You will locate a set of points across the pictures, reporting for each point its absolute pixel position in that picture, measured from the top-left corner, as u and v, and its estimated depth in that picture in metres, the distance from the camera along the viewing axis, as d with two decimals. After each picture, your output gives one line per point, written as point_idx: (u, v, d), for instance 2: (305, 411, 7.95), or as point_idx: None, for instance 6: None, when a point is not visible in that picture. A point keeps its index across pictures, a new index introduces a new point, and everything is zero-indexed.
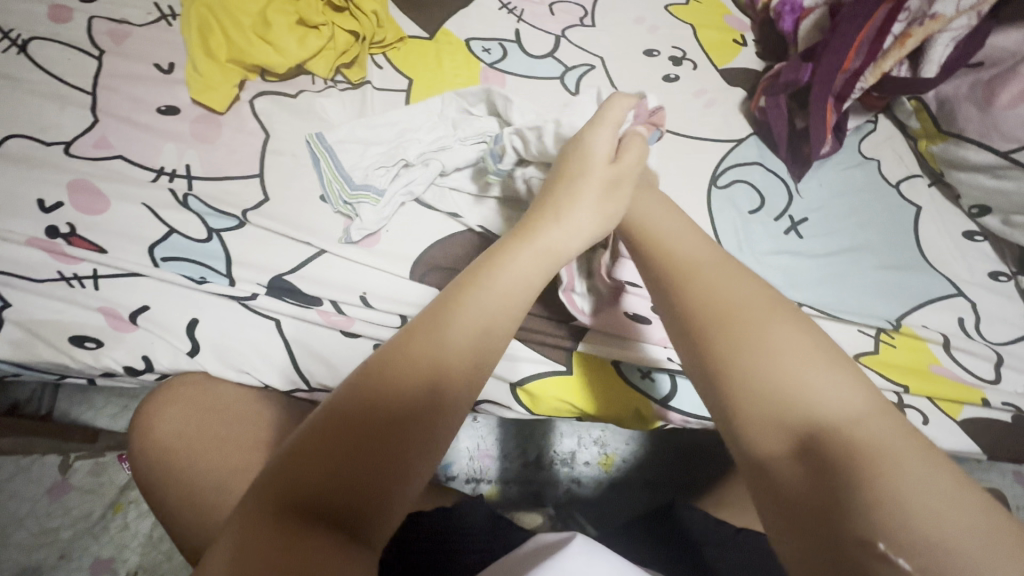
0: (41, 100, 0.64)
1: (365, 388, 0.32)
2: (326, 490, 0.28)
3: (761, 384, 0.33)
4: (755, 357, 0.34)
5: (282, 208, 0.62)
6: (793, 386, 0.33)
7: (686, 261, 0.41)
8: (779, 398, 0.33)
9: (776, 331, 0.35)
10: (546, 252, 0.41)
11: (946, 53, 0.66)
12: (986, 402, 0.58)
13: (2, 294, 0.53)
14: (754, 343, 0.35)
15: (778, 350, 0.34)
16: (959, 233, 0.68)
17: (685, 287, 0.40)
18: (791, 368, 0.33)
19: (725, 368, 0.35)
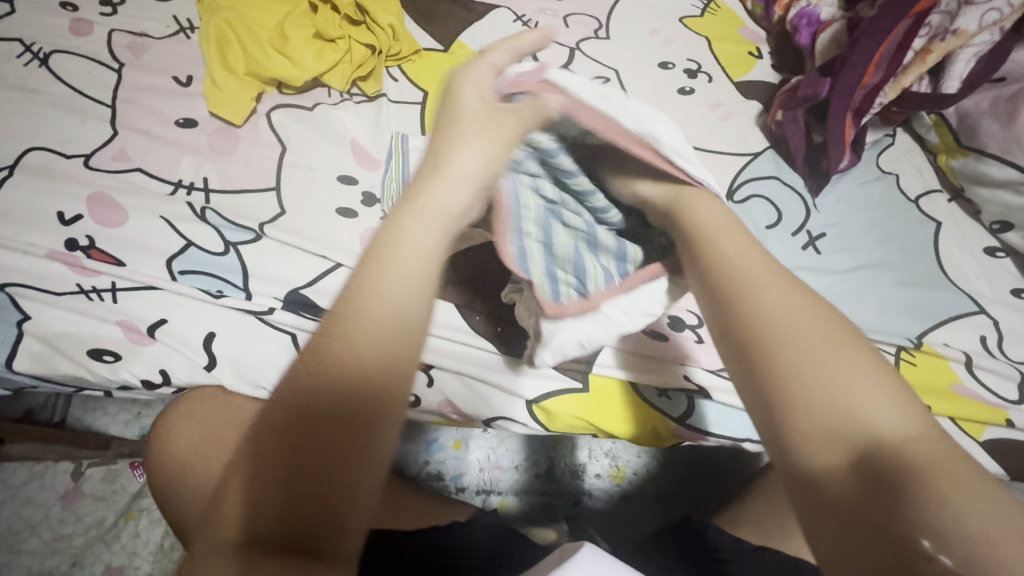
0: (62, 113, 0.64)
1: (296, 399, 0.33)
2: (294, 514, 0.31)
3: (819, 403, 0.34)
4: (806, 376, 0.34)
5: (299, 222, 0.62)
6: (843, 402, 0.33)
7: (742, 271, 0.40)
8: (834, 416, 0.33)
9: (821, 344, 0.36)
10: (436, 213, 0.39)
11: (968, 68, 0.66)
12: (1011, 422, 0.57)
13: (21, 306, 0.53)
14: (803, 364, 0.35)
15: (832, 371, 0.35)
16: (981, 249, 0.67)
17: (742, 300, 0.38)
18: (836, 376, 0.34)
19: (780, 388, 0.35)
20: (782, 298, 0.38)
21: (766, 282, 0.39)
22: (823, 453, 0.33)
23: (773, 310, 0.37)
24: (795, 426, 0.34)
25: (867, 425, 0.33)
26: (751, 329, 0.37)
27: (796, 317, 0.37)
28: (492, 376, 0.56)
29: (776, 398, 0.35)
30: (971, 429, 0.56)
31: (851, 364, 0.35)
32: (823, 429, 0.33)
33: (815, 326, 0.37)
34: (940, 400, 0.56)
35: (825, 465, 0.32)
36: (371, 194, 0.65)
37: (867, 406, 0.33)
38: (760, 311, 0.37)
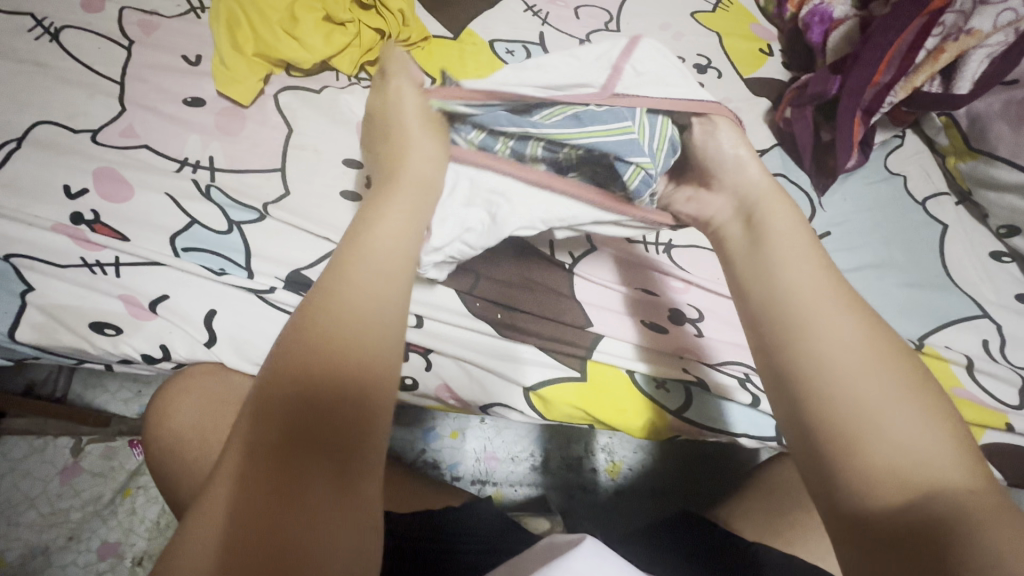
0: (71, 88, 0.65)
1: (300, 355, 0.33)
2: (293, 445, 0.31)
3: (869, 434, 0.32)
4: (858, 409, 0.33)
5: (303, 203, 0.62)
6: (868, 422, 0.32)
7: (776, 295, 0.39)
8: (888, 448, 0.32)
9: (882, 379, 0.34)
10: (414, 195, 0.44)
11: (980, 70, 0.65)
12: (1010, 426, 0.56)
13: (25, 277, 0.54)
14: (863, 397, 0.33)
15: (861, 393, 0.33)
16: (986, 253, 0.66)
17: (791, 334, 0.37)
18: (883, 416, 0.33)
19: (832, 420, 0.33)
20: (843, 329, 0.36)
21: (831, 312, 0.37)
22: (876, 487, 0.31)
23: (827, 343, 0.35)
24: (844, 463, 0.32)
25: (926, 464, 0.31)
26: (799, 361, 0.36)
27: (854, 349, 0.35)
28: (490, 363, 0.56)
29: (822, 429, 0.33)
30: None
31: (910, 400, 0.33)
32: (871, 462, 0.31)
33: (876, 358, 0.35)
34: None
35: (875, 502, 0.31)
36: None
37: (917, 441, 0.32)
38: (815, 346, 0.36)
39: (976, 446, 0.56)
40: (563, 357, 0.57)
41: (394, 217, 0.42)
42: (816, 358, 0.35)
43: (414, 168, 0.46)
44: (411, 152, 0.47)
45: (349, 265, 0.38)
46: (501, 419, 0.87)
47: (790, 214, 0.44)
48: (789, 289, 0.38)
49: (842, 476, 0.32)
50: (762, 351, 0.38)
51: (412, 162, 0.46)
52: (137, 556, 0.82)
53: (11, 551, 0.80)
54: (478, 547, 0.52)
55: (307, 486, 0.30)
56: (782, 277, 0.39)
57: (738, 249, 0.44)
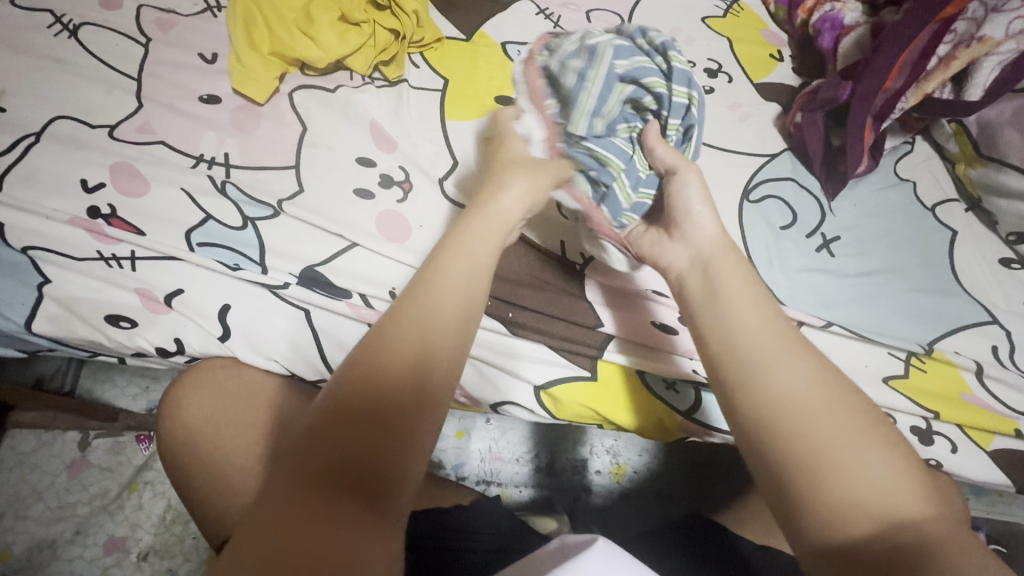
0: (90, 84, 0.65)
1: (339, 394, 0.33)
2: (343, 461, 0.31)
3: (825, 471, 0.33)
4: (818, 457, 0.33)
5: (317, 201, 0.62)
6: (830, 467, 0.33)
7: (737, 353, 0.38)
8: (850, 487, 0.32)
9: (837, 421, 0.34)
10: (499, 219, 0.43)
11: (991, 76, 0.65)
12: (1020, 433, 0.57)
13: (43, 270, 0.54)
14: (821, 442, 0.34)
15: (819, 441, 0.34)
16: (995, 260, 0.67)
17: (749, 383, 0.37)
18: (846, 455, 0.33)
19: (795, 466, 0.34)
20: (797, 375, 0.36)
21: (783, 359, 0.37)
22: (840, 526, 0.32)
23: (782, 393, 0.35)
24: (810, 504, 0.33)
25: (882, 495, 0.32)
26: (759, 410, 0.36)
27: (805, 398, 0.35)
28: (501, 361, 0.57)
29: (786, 473, 0.34)
30: (977, 437, 0.57)
31: (865, 440, 0.34)
32: (834, 497, 0.32)
33: (833, 399, 0.35)
34: (948, 407, 0.57)
35: (842, 535, 0.32)
36: (388, 177, 0.65)
37: (875, 478, 0.33)
38: (771, 398, 0.35)
39: (984, 452, 0.57)
40: (574, 357, 0.57)
41: (467, 256, 0.39)
42: (771, 407, 0.35)
43: (505, 211, 0.44)
44: (503, 193, 0.45)
45: (414, 306, 0.36)
46: (506, 419, 0.87)
47: (738, 260, 0.43)
48: (744, 338, 0.38)
49: (805, 520, 0.33)
50: (725, 399, 0.38)
51: (504, 199, 0.44)
52: (142, 551, 0.82)
53: (18, 544, 0.80)
54: (486, 547, 0.53)
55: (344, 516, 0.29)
56: (732, 328, 0.39)
57: (695, 295, 0.43)
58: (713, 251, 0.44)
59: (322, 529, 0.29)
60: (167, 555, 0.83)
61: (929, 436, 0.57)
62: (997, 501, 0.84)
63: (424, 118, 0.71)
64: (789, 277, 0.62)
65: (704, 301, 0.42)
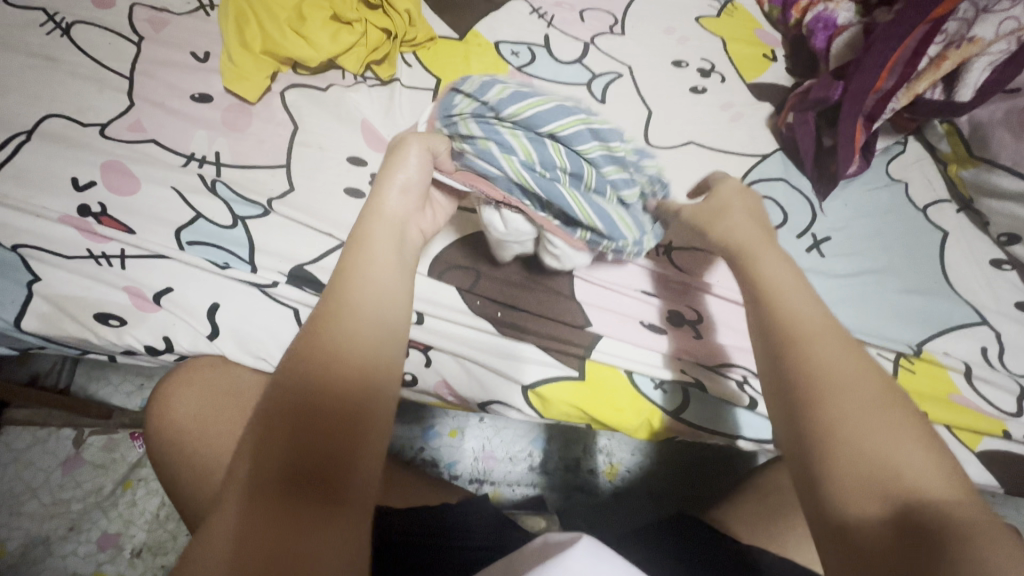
0: (81, 82, 0.66)
1: (308, 396, 0.32)
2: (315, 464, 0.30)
3: (855, 448, 0.32)
4: (843, 428, 0.33)
5: (307, 200, 0.63)
6: (862, 443, 0.32)
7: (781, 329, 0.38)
8: (869, 461, 0.32)
9: (869, 402, 0.34)
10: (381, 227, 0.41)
11: (983, 77, 0.65)
12: (1008, 434, 0.57)
13: (33, 268, 0.54)
14: (850, 413, 0.33)
15: (853, 419, 0.33)
16: (986, 261, 0.67)
17: (788, 351, 0.37)
18: (878, 435, 0.32)
19: (821, 434, 0.33)
20: (839, 354, 0.36)
21: (828, 337, 0.37)
22: (855, 501, 0.31)
23: (824, 364, 0.35)
24: (829, 473, 0.32)
25: (907, 476, 0.31)
26: (795, 377, 0.36)
27: (844, 373, 0.35)
28: (489, 361, 0.57)
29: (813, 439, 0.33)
30: (966, 438, 0.57)
31: (893, 422, 0.33)
32: (861, 470, 0.32)
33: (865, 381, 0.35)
34: (936, 408, 0.57)
35: (859, 512, 0.31)
36: None
37: (906, 459, 0.32)
38: (810, 366, 0.36)
39: (973, 453, 0.57)
40: (562, 357, 0.57)
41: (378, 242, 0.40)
42: (813, 380, 0.35)
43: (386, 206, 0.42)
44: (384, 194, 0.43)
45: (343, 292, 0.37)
46: (499, 418, 0.88)
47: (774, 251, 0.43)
48: (790, 312, 0.38)
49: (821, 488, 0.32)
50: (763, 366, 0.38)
51: (387, 201, 0.43)
52: (136, 548, 0.83)
53: (12, 540, 0.81)
54: (475, 544, 0.53)
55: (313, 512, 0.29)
56: (780, 302, 0.39)
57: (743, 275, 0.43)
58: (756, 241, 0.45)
59: (290, 528, 0.28)
60: (160, 553, 0.83)
61: None
62: (989, 501, 0.84)
63: (415, 117, 0.71)
64: None
65: (752, 278, 0.42)
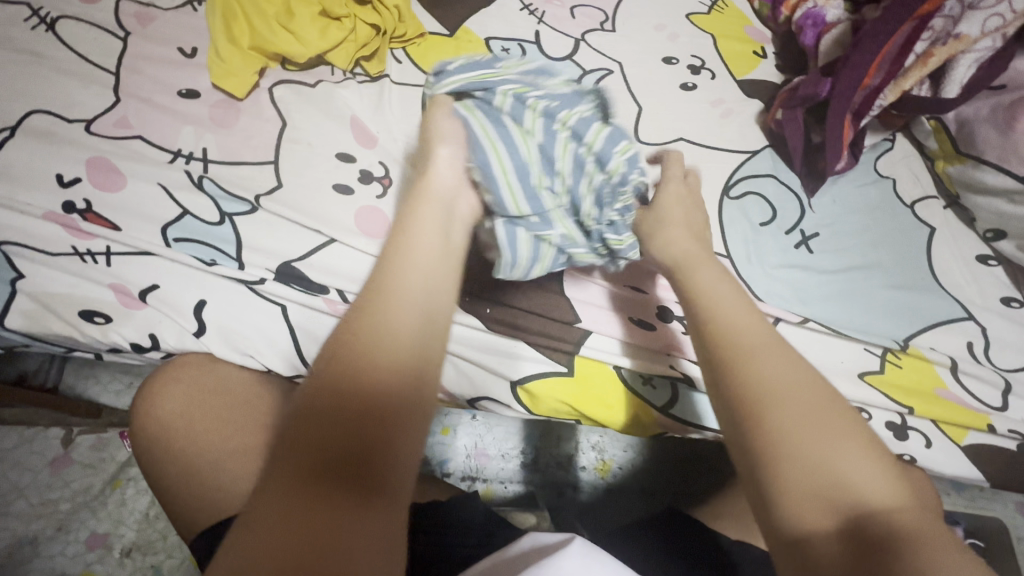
0: (66, 78, 0.65)
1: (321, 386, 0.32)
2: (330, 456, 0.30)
3: (811, 472, 0.33)
4: (794, 445, 0.34)
5: (296, 196, 0.62)
6: (818, 463, 0.33)
7: (736, 346, 0.38)
8: (809, 468, 0.33)
9: (819, 418, 0.34)
10: (437, 201, 0.43)
11: (968, 74, 0.65)
12: (993, 428, 0.57)
13: (16, 265, 0.54)
14: (796, 430, 0.34)
15: (803, 442, 0.34)
16: (972, 257, 0.67)
17: (735, 366, 0.37)
18: (831, 454, 0.33)
19: (771, 452, 0.34)
20: (785, 366, 0.36)
21: (767, 351, 0.37)
22: (805, 514, 0.32)
23: (772, 380, 0.36)
24: (782, 487, 0.33)
25: (856, 493, 0.32)
26: (744, 392, 0.36)
27: (789, 387, 0.36)
28: (479, 357, 0.57)
29: (763, 458, 0.34)
30: (952, 433, 0.57)
31: (841, 434, 0.34)
32: (818, 493, 0.32)
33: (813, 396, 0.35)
34: (922, 402, 0.57)
35: (818, 530, 0.32)
36: (368, 173, 0.65)
37: (855, 471, 0.33)
38: (759, 381, 0.36)
39: (958, 447, 0.57)
40: (551, 352, 0.58)
41: (419, 214, 0.42)
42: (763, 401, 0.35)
43: (435, 187, 0.44)
44: (433, 165, 0.45)
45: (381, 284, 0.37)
46: (491, 416, 0.88)
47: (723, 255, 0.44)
48: (732, 329, 0.39)
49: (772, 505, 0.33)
50: (714, 387, 0.38)
51: (436, 177, 0.45)
52: (126, 547, 0.82)
53: None
54: (470, 542, 0.53)
55: (338, 503, 0.29)
56: (726, 321, 0.39)
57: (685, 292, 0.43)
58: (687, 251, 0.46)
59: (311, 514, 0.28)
60: (150, 552, 0.83)
61: (904, 431, 0.57)
62: (977, 495, 0.85)
63: (406, 114, 0.71)
64: (767, 273, 0.63)
65: (694, 294, 0.42)
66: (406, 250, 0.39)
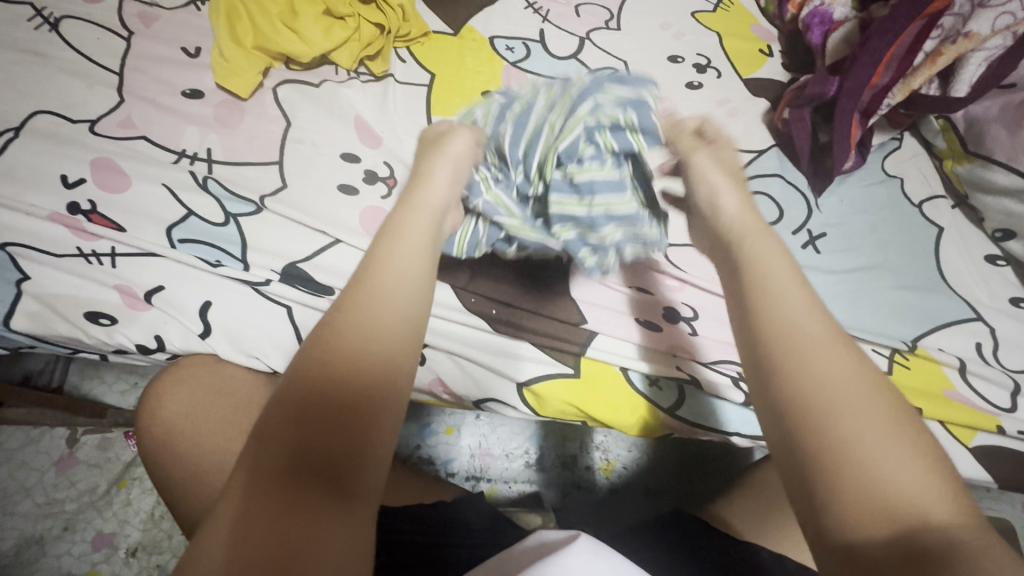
0: (70, 78, 0.65)
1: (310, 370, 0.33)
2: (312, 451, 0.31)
3: (855, 472, 0.30)
4: (849, 442, 0.31)
5: (301, 197, 0.62)
6: (862, 462, 0.30)
7: (779, 340, 0.36)
8: (857, 468, 0.30)
9: (865, 414, 0.32)
10: (427, 208, 0.45)
11: (978, 73, 0.64)
12: (1002, 430, 0.57)
13: (22, 266, 0.54)
14: (852, 425, 0.32)
15: (847, 439, 0.31)
16: (981, 257, 0.67)
17: (782, 361, 0.35)
18: (874, 451, 0.31)
19: (820, 449, 0.31)
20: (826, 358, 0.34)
21: (820, 341, 0.35)
22: (864, 521, 0.29)
23: (813, 373, 0.34)
24: (830, 494, 0.30)
25: (907, 497, 0.29)
26: (790, 388, 0.34)
27: (844, 383, 0.33)
28: (485, 358, 0.57)
29: (808, 462, 0.32)
30: (960, 434, 0.57)
31: (899, 435, 0.32)
32: (859, 494, 0.30)
33: (858, 390, 0.33)
34: (930, 403, 0.57)
35: (862, 533, 0.29)
36: (373, 174, 0.65)
37: (902, 472, 0.30)
38: (806, 376, 0.34)
39: (966, 449, 0.57)
40: (557, 353, 0.57)
41: (416, 231, 0.42)
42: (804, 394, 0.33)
43: (432, 195, 0.46)
44: (432, 180, 0.47)
45: (364, 292, 0.37)
46: (496, 416, 0.87)
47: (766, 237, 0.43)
48: (783, 318, 0.36)
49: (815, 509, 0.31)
50: (757, 379, 0.36)
51: (433, 188, 0.46)
52: (131, 547, 0.82)
53: (5, 540, 0.80)
54: (475, 541, 0.53)
55: (309, 511, 0.28)
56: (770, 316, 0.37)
57: (725, 283, 0.42)
58: (743, 231, 0.43)
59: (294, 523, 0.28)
60: (155, 551, 0.83)
61: None
62: (984, 495, 0.84)
63: (410, 114, 0.70)
64: None
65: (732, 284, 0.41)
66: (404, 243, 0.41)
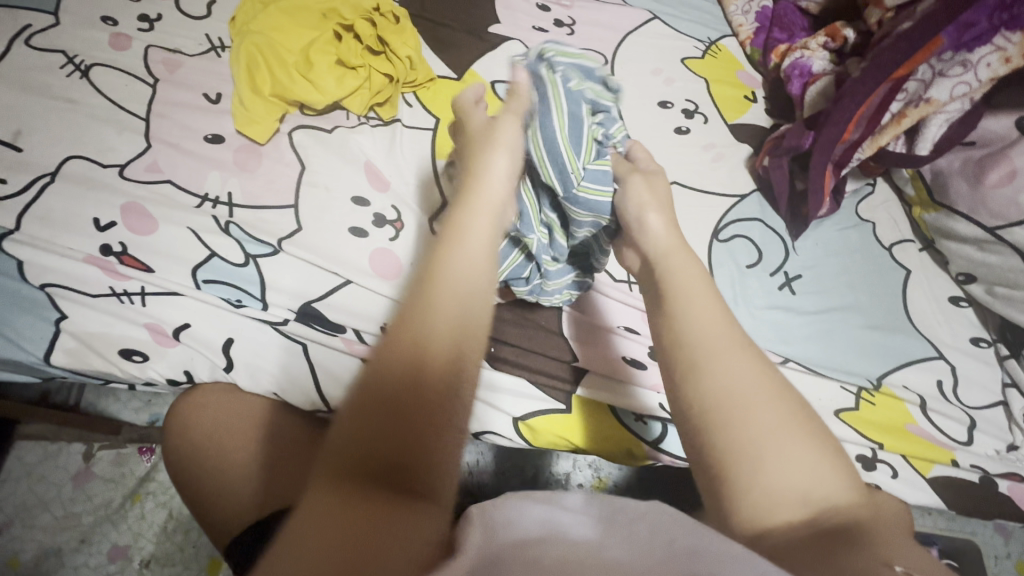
0: (101, 125, 0.70)
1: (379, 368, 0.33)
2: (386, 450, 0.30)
3: (763, 467, 0.36)
4: (756, 442, 0.37)
5: (315, 239, 0.67)
6: (771, 461, 0.36)
7: (701, 342, 0.41)
8: (769, 468, 0.36)
9: (774, 420, 0.38)
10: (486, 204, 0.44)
11: (940, 132, 0.69)
12: (956, 463, 0.62)
13: (59, 305, 0.59)
14: (757, 432, 0.37)
15: (762, 445, 0.37)
16: (945, 299, 0.72)
17: (694, 372, 0.40)
18: (777, 449, 0.37)
19: (726, 455, 0.37)
20: (742, 368, 0.40)
21: (729, 354, 0.40)
22: (769, 511, 0.35)
23: (729, 382, 0.39)
24: (743, 487, 0.36)
25: (805, 489, 0.36)
26: (703, 399, 0.39)
27: (754, 390, 0.39)
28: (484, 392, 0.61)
29: (719, 456, 0.37)
30: (920, 466, 0.62)
31: (797, 437, 0.38)
32: (765, 489, 0.36)
33: (767, 395, 0.39)
34: (892, 438, 0.62)
35: (778, 521, 0.35)
36: (382, 217, 0.70)
37: (804, 469, 0.36)
38: (717, 384, 0.39)
39: (924, 479, 0.62)
40: (550, 390, 0.62)
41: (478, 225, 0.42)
42: (719, 400, 0.38)
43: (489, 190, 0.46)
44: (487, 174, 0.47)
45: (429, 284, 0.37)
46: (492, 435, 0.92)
47: (685, 254, 0.47)
48: (699, 332, 0.41)
49: (741, 497, 0.36)
50: (673, 385, 0.41)
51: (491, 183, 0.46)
52: (145, 559, 0.87)
53: (25, 551, 0.85)
54: None
55: (379, 496, 0.28)
56: (692, 320, 0.42)
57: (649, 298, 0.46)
58: (661, 252, 0.48)
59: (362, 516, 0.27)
60: (168, 564, 0.87)
61: (873, 463, 0.61)
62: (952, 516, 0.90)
63: (417, 158, 0.75)
64: (752, 314, 0.67)
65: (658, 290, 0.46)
66: (462, 239, 0.41)
